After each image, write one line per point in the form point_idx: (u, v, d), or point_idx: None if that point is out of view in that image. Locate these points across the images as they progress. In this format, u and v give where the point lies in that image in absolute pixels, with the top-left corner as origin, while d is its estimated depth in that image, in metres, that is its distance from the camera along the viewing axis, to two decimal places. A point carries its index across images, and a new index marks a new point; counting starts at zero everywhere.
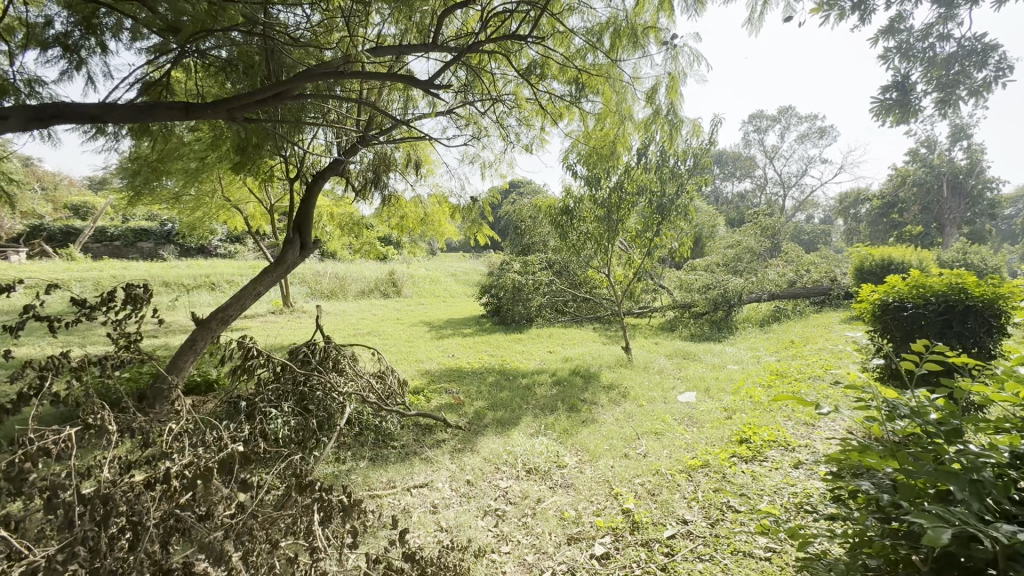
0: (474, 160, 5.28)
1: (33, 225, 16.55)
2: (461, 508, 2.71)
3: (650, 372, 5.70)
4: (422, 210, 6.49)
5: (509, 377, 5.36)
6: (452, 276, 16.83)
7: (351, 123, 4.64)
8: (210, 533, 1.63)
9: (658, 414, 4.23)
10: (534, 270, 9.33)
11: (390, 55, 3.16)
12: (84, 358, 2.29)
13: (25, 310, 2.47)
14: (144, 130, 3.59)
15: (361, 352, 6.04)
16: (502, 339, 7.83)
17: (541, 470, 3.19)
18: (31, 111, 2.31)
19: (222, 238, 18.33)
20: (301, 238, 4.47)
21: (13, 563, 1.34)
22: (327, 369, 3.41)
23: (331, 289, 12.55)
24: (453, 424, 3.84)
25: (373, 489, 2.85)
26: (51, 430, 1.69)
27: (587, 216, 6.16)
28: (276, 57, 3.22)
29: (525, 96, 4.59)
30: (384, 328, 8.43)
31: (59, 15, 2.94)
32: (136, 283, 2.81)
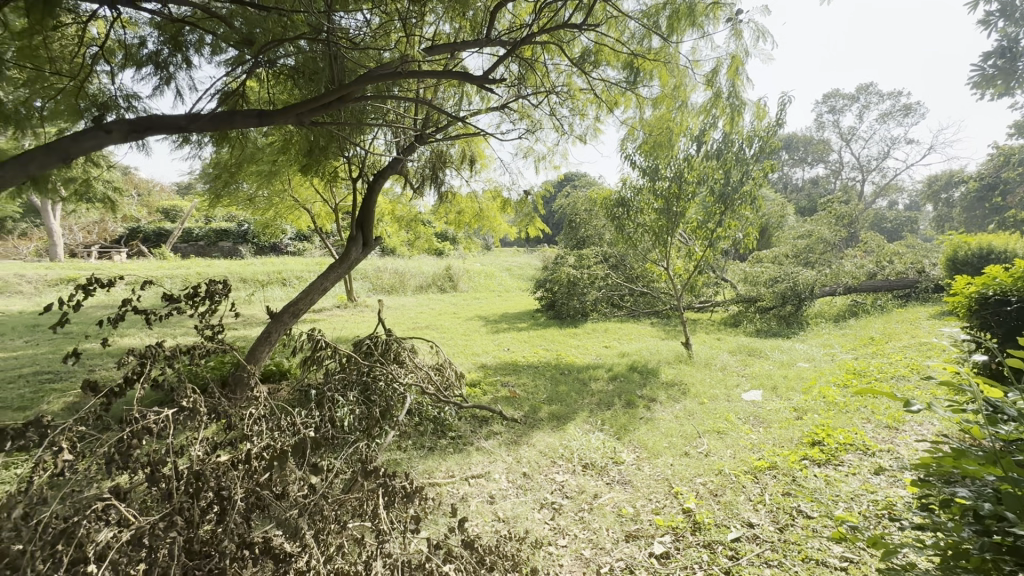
0: (529, 153, 5.30)
1: (130, 228, 18.36)
2: (518, 499, 2.74)
3: (712, 369, 5.47)
4: (477, 205, 6.57)
5: (565, 371, 5.33)
6: (507, 270, 16.98)
7: (408, 122, 4.76)
8: (286, 510, 1.75)
9: (720, 412, 4.06)
10: (589, 264, 9.22)
11: (446, 54, 3.23)
12: (176, 347, 2.50)
13: (124, 304, 2.71)
14: (224, 137, 3.87)
15: (420, 345, 6.25)
16: (556, 333, 7.81)
17: (598, 465, 3.16)
18: (129, 123, 2.52)
19: (293, 236, 19.54)
20: (364, 235, 4.66)
21: (122, 530, 1.49)
22: (388, 360, 3.54)
23: (392, 285, 13.00)
24: (509, 418, 3.88)
25: (434, 477, 2.94)
26: (153, 411, 1.88)
27: (645, 208, 6.01)
28: (339, 62, 3.36)
29: (579, 85, 4.56)
30: (441, 322, 8.64)
31: (151, 35, 3.23)
32: (217, 279, 3.02)
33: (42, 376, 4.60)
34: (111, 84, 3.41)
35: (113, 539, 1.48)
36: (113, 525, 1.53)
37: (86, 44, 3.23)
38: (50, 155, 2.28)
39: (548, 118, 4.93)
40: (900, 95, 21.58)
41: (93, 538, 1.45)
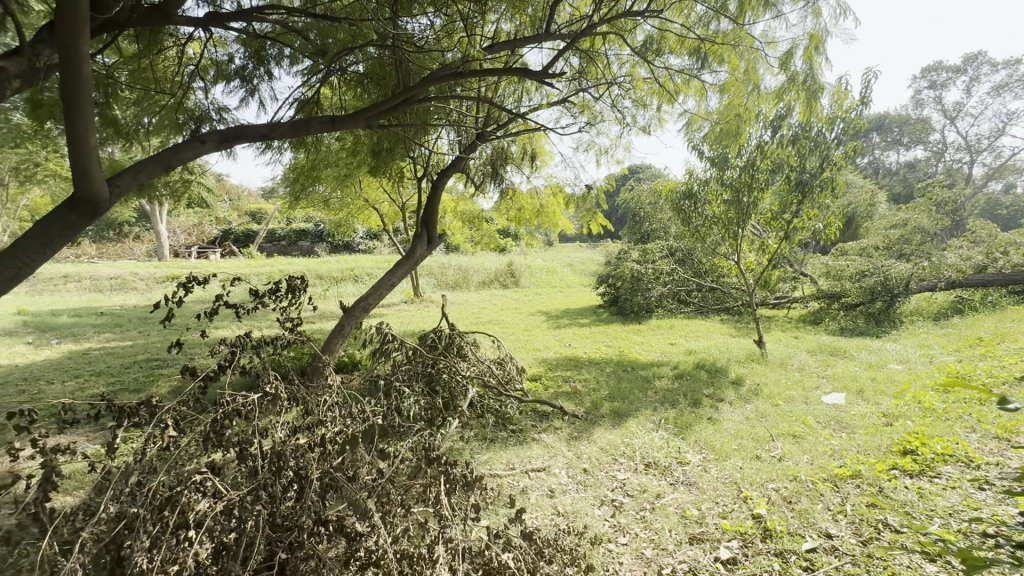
0: (590, 147, 5.23)
1: (224, 229, 20.20)
2: (578, 494, 2.73)
3: (788, 370, 5.12)
4: (538, 202, 6.58)
5: (628, 368, 5.22)
6: (569, 266, 16.86)
7: (470, 120, 4.86)
8: (357, 491, 1.85)
9: (797, 415, 3.80)
10: (653, 258, 8.95)
11: (506, 51, 3.28)
12: (261, 338, 2.71)
13: (217, 298, 2.97)
14: (301, 142, 4.15)
15: (482, 340, 6.37)
16: (619, 330, 7.64)
17: (662, 465, 3.07)
18: (220, 132, 2.76)
19: (364, 235, 20.54)
20: (428, 233, 4.81)
21: (215, 501, 1.64)
22: (451, 354, 3.62)
23: (456, 280, 13.32)
24: (570, 413, 3.86)
25: (495, 468, 2.99)
26: (242, 395, 2.05)
27: (713, 199, 5.73)
28: (405, 66, 3.49)
29: (642, 75, 4.46)
30: (503, 317, 8.74)
31: (238, 51, 3.52)
32: (296, 275, 3.23)
33: (152, 362, 5.18)
34: (205, 98, 3.74)
35: (209, 508, 1.64)
36: (209, 496, 1.69)
37: (183, 64, 3.58)
38: (157, 165, 2.53)
39: (610, 110, 4.84)
40: (1018, 63, 18.99)
41: (192, 507, 1.62)
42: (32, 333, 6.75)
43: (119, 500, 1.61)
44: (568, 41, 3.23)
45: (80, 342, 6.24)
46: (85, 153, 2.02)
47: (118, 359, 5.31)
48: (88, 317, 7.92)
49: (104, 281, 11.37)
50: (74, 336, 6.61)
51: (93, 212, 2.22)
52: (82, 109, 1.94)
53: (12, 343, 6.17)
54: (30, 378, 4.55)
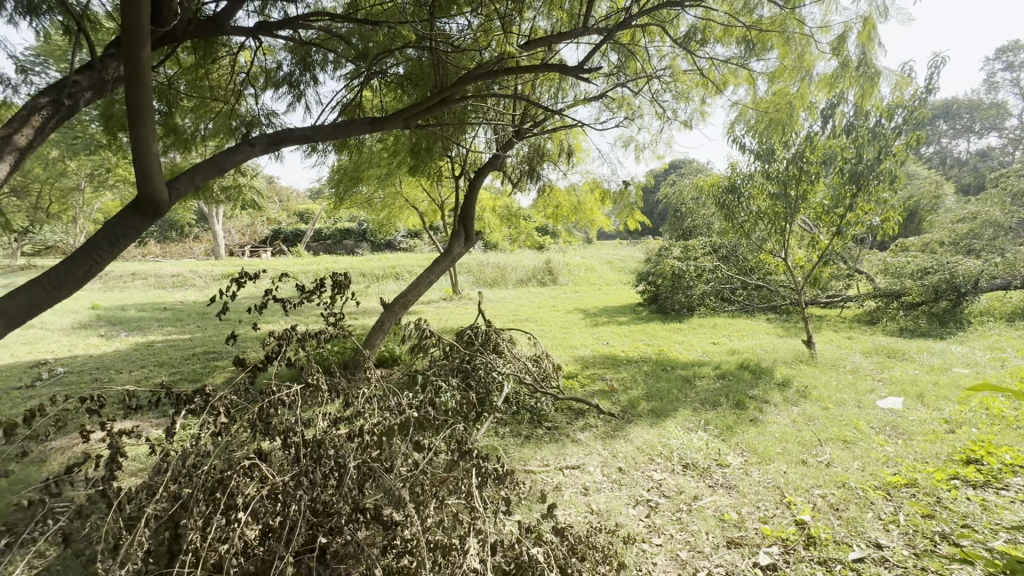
0: (629, 143, 5.14)
1: (275, 230, 21.19)
2: (612, 493, 2.70)
3: (840, 372, 4.86)
4: (576, 198, 6.54)
5: (667, 368, 5.11)
6: (608, 263, 16.65)
7: (507, 118, 4.88)
8: (393, 481, 1.90)
9: (848, 419, 3.61)
10: (695, 255, 8.71)
11: (543, 47, 3.28)
12: (306, 332, 2.81)
13: (265, 294, 3.10)
14: (344, 144, 4.30)
15: (519, 338, 6.38)
16: (659, 329, 7.48)
17: (700, 467, 2.99)
18: (268, 135, 2.89)
19: (405, 234, 21.01)
20: (466, 231, 4.86)
21: (261, 485, 1.73)
22: (486, 349, 3.57)
23: (494, 278, 13.40)
24: (606, 411, 3.82)
25: (529, 464, 3.00)
26: (286, 386, 2.15)
27: (759, 193, 5.51)
28: (443, 66, 3.55)
29: (683, 67, 4.35)
30: (541, 315, 8.73)
31: (285, 59, 3.67)
32: (339, 272, 3.33)
33: (209, 354, 5.50)
34: (256, 105, 3.93)
35: (255, 492, 1.72)
36: (256, 481, 1.78)
37: (236, 72, 3.76)
38: (210, 168, 2.68)
39: (649, 105, 4.75)
40: None
41: (241, 490, 1.70)
42: (104, 326, 7.32)
43: (177, 481, 1.73)
44: (605, 35, 3.19)
45: (145, 335, 6.70)
46: (147, 159, 2.17)
47: (177, 351, 5.66)
48: (152, 312, 8.48)
49: (167, 279, 12.15)
50: (140, 329, 7.10)
51: (153, 212, 2.40)
52: (144, 117, 2.08)
53: (87, 335, 6.70)
54: (103, 368, 4.93)
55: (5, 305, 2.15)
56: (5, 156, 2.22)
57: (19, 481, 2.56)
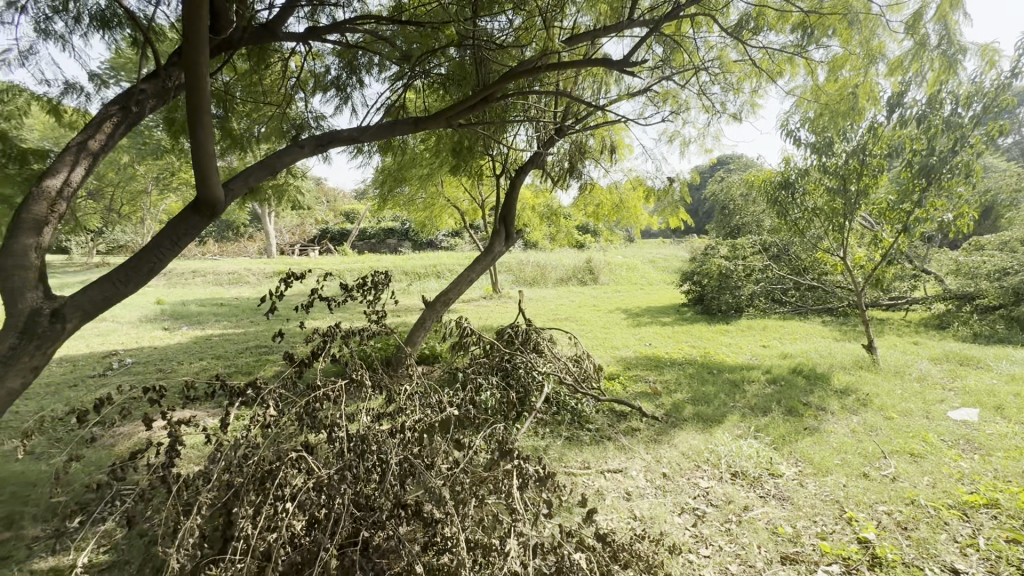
0: (674, 138, 4.98)
1: (322, 230, 22.01)
2: (656, 500, 2.61)
3: (905, 380, 4.52)
4: (618, 196, 6.41)
5: (713, 371, 4.92)
6: (651, 262, 16.28)
7: (549, 116, 4.83)
8: (433, 479, 1.90)
9: (916, 431, 3.36)
10: (744, 254, 8.36)
11: (587, 42, 3.25)
12: (350, 330, 2.86)
13: (311, 293, 3.15)
14: (388, 145, 4.38)
15: (559, 338, 6.32)
16: (705, 330, 7.23)
17: (750, 476, 2.85)
18: (317, 137, 2.97)
19: (447, 234, 21.31)
20: (506, 230, 4.84)
21: (307, 477, 1.77)
22: (527, 349, 3.50)
23: (534, 277, 13.35)
24: (649, 415, 3.72)
25: (569, 466, 2.95)
26: (332, 381, 2.20)
27: (815, 188, 5.21)
28: (485, 65, 3.55)
29: (732, 58, 4.18)
30: (581, 314, 8.62)
31: (333, 63, 3.79)
32: (381, 270, 3.37)
33: (261, 349, 5.76)
34: (305, 108, 4.06)
35: (301, 484, 1.76)
36: (303, 472, 1.83)
37: (286, 77, 3.90)
38: (263, 169, 2.78)
39: (696, 98, 4.59)
40: None
41: (289, 481, 1.75)
42: (168, 319, 7.82)
43: (229, 469, 1.79)
44: (651, 27, 3.12)
45: (204, 329, 7.09)
46: (205, 162, 2.27)
47: (232, 345, 5.95)
48: (210, 308, 8.97)
49: (224, 276, 12.83)
50: (199, 323, 7.52)
51: (211, 212, 2.52)
52: (203, 122, 2.18)
53: (153, 328, 7.18)
54: (166, 359, 5.26)
55: (79, 299, 2.30)
56: (81, 159, 2.41)
57: (91, 465, 2.76)
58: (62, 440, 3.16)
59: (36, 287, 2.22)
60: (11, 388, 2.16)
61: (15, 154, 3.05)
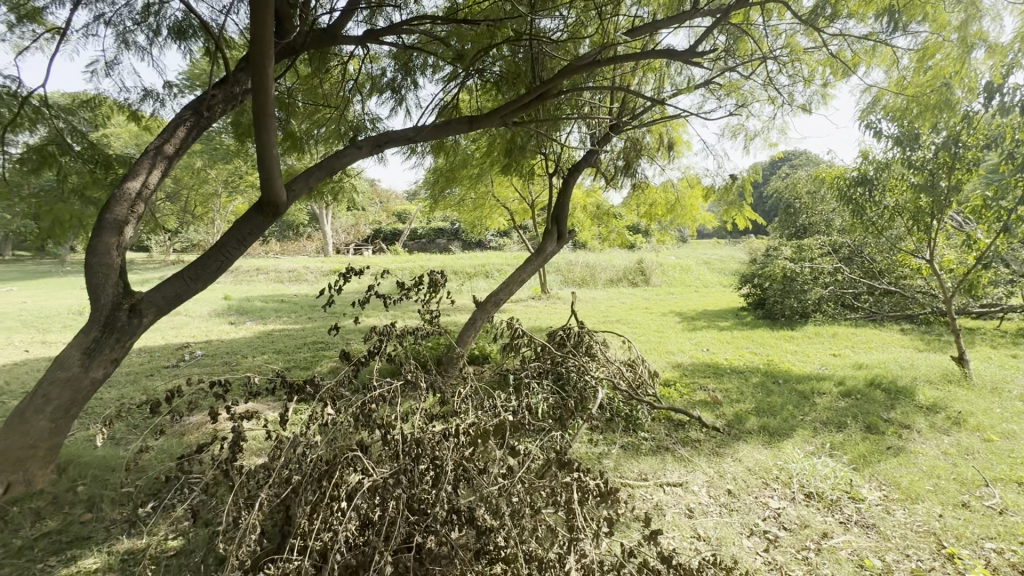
0: (738, 132, 4.72)
1: (376, 230, 22.75)
2: (722, 519, 2.44)
3: (1004, 398, 4.05)
4: (674, 195, 6.15)
5: (779, 380, 4.62)
6: (707, 264, 15.68)
7: (603, 112, 4.70)
8: (488, 487, 1.86)
9: (1022, 457, 3.00)
10: (811, 255, 7.85)
11: (647, 35, 3.13)
12: (404, 328, 2.86)
13: (368, 290, 3.16)
14: (441, 145, 4.40)
15: (611, 341, 6.16)
16: (767, 336, 6.84)
17: (827, 498, 2.63)
18: (374, 138, 3.00)
19: (496, 234, 21.42)
20: (558, 230, 4.74)
21: (362, 480, 1.77)
22: (580, 352, 3.39)
23: (583, 278, 13.16)
24: (710, 426, 3.52)
25: (626, 477, 2.83)
26: (386, 381, 2.20)
27: (897, 185, 4.79)
28: (540, 63, 3.48)
29: (803, 45, 3.90)
30: (633, 317, 8.39)
31: (389, 66, 3.85)
32: (435, 269, 3.36)
33: (318, 345, 5.96)
34: (363, 110, 4.14)
35: (356, 485, 1.76)
36: (359, 473, 1.83)
37: (345, 80, 3.99)
38: (323, 170, 2.84)
39: (762, 89, 4.33)
40: None
41: (345, 480, 1.76)
42: (235, 314, 8.28)
43: (288, 466, 1.82)
44: (717, 16, 2.95)
45: (266, 324, 7.45)
46: (269, 164, 2.34)
47: (292, 340, 6.20)
48: (272, 304, 9.43)
49: (285, 274, 13.48)
50: (262, 319, 7.92)
51: (274, 212, 2.59)
52: (267, 124, 2.24)
53: (221, 322, 7.62)
54: (232, 353, 5.55)
55: (154, 295, 2.43)
56: (157, 164, 2.55)
57: (163, 455, 2.93)
58: (139, 428, 3.38)
59: (116, 285, 2.37)
60: (95, 378, 2.32)
61: (101, 161, 3.40)
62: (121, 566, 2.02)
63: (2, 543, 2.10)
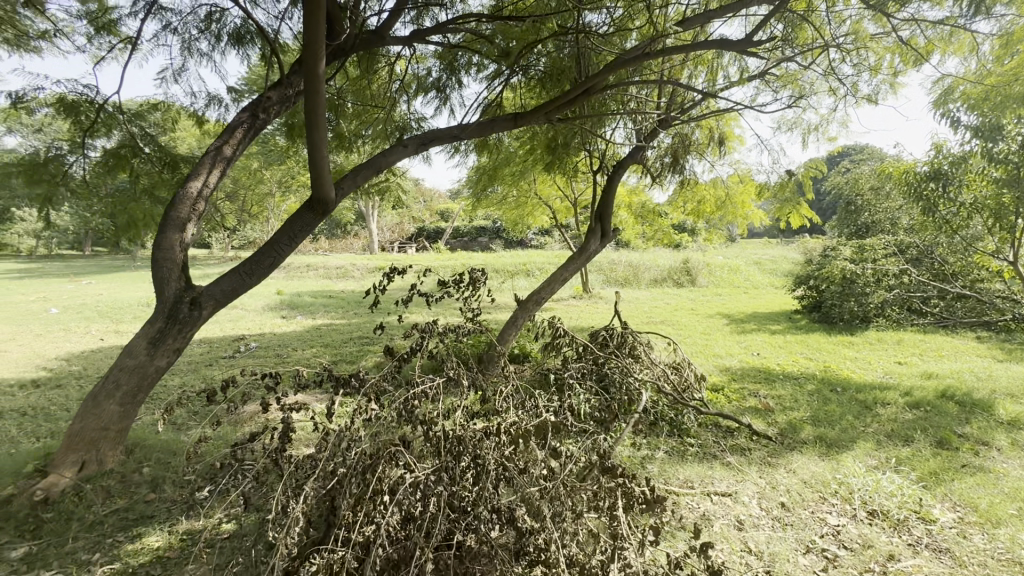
0: (795, 125, 4.48)
1: (420, 228, 23.20)
2: (775, 534, 2.32)
3: None
4: (724, 192, 5.92)
5: (837, 388, 4.35)
6: (757, 264, 15.04)
7: (651, 107, 4.56)
8: (529, 489, 1.83)
9: None
10: (874, 255, 7.36)
11: (698, 26, 2.99)
12: (446, 326, 2.87)
13: (411, 288, 3.20)
14: (485, 144, 4.41)
15: (656, 342, 6.00)
16: (823, 341, 6.48)
17: (893, 517, 2.45)
18: (420, 137, 3.03)
19: (537, 232, 21.34)
20: (602, 228, 4.65)
21: (404, 475, 1.78)
22: (623, 354, 3.31)
23: (626, 278, 12.91)
24: (761, 434, 3.36)
25: (671, 484, 2.74)
26: (429, 377, 2.21)
27: (976, 180, 4.41)
28: (585, 59, 3.41)
29: (870, 31, 3.64)
30: (678, 318, 8.14)
31: (434, 66, 3.90)
32: (477, 267, 3.36)
33: (364, 339, 6.14)
34: (408, 110, 4.21)
35: (399, 480, 1.78)
36: (401, 467, 1.85)
37: (392, 81, 4.08)
38: (370, 169, 2.90)
39: (823, 79, 4.08)
40: None
41: (388, 475, 1.78)
42: (286, 309, 8.65)
43: (333, 458, 1.86)
44: (776, 2, 2.81)
45: (315, 319, 7.74)
46: (318, 163, 2.41)
47: (339, 335, 6.41)
48: (321, 299, 9.78)
49: (333, 270, 13.96)
50: (311, 314, 8.23)
51: (323, 210, 2.67)
52: (318, 124, 2.31)
53: (273, 316, 7.98)
54: (283, 345, 5.80)
55: (213, 289, 2.56)
56: (216, 164, 2.67)
57: (220, 443, 3.08)
58: (198, 415, 3.58)
59: (179, 279, 2.51)
60: (159, 366, 2.47)
61: (169, 161, 3.61)
62: (181, 545, 2.14)
63: (77, 517, 2.27)
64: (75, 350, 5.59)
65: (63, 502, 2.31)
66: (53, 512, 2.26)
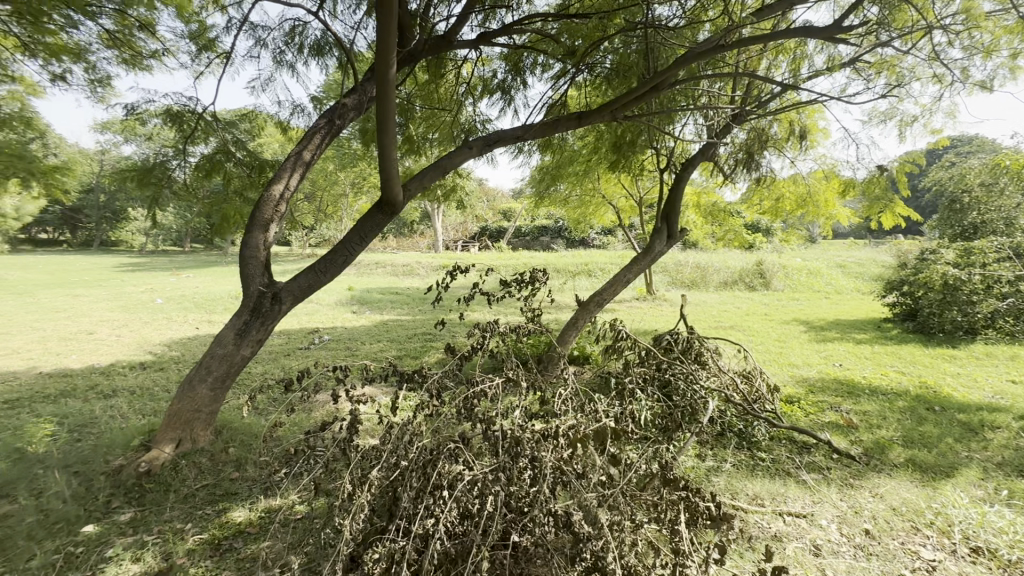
0: (890, 117, 4.08)
1: (483, 228, 23.61)
2: (857, 563, 2.13)
3: None
4: (804, 189, 5.52)
5: (935, 407, 3.92)
6: (841, 267, 13.90)
7: (724, 101, 4.34)
8: (587, 494, 1.80)
9: None
10: (983, 259, 6.57)
11: (778, 14, 2.81)
12: (507, 325, 2.88)
13: (473, 287, 3.24)
14: (548, 143, 4.40)
15: (725, 349, 5.71)
16: (918, 353, 5.87)
17: (1003, 557, 2.16)
18: (484, 137, 3.08)
19: (599, 232, 21.01)
20: (668, 228, 4.49)
21: (462, 472, 1.81)
22: (689, 360, 3.17)
23: (693, 279, 12.41)
24: (842, 453, 3.10)
25: (739, 500, 2.59)
26: (488, 377, 2.23)
27: None
28: (654, 54, 3.31)
29: (985, 9, 3.25)
30: (749, 323, 7.71)
31: (500, 67, 3.93)
32: (539, 268, 3.35)
33: (427, 336, 6.33)
34: (474, 112, 4.28)
35: (458, 476, 1.81)
36: (460, 464, 1.88)
37: (459, 84, 4.16)
38: (436, 170, 2.97)
39: (925, 65, 3.69)
40: None
41: (447, 471, 1.81)
42: (356, 304, 9.13)
43: (397, 451, 1.93)
44: None
45: (383, 314, 8.10)
46: (387, 166, 2.51)
47: (404, 330, 6.66)
48: (388, 296, 10.23)
49: (399, 268, 14.55)
50: (378, 309, 8.61)
51: (391, 211, 2.78)
52: (388, 128, 2.40)
53: (345, 311, 8.44)
54: (353, 339, 6.12)
55: (291, 285, 2.74)
56: (296, 168, 2.85)
57: (295, 429, 3.30)
58: (277, 401, 3.86)
59: (262, 275, 2.71)
60: (244, 356, 2.69)
61: (257, 165, 3.92)
62: (260, 521, 2.31)
63: (174, 489, 2.52)
64: (175, 337, 6.23)
65: (163, 475, 2.57)
66: (154, 483, 2.53)
